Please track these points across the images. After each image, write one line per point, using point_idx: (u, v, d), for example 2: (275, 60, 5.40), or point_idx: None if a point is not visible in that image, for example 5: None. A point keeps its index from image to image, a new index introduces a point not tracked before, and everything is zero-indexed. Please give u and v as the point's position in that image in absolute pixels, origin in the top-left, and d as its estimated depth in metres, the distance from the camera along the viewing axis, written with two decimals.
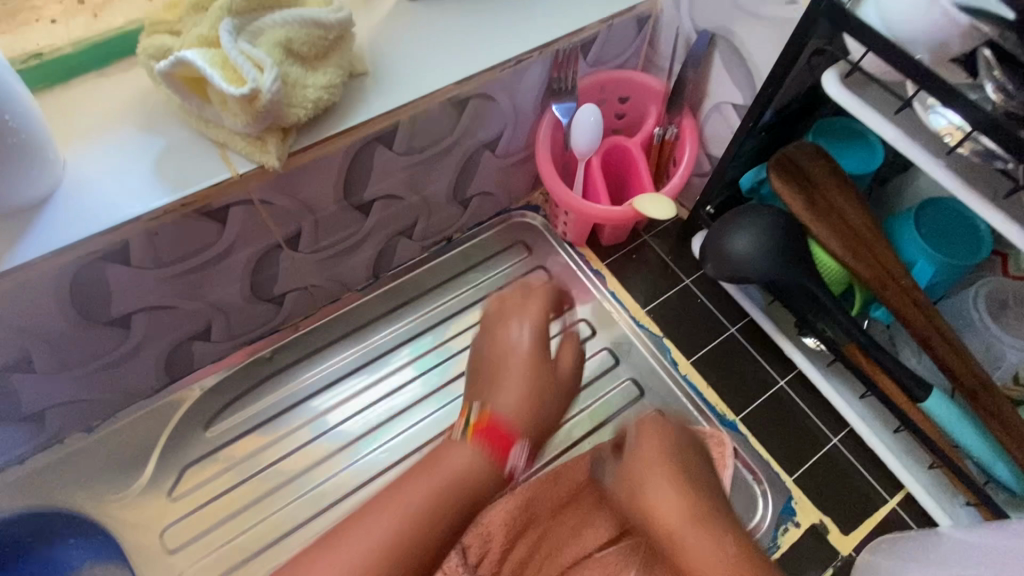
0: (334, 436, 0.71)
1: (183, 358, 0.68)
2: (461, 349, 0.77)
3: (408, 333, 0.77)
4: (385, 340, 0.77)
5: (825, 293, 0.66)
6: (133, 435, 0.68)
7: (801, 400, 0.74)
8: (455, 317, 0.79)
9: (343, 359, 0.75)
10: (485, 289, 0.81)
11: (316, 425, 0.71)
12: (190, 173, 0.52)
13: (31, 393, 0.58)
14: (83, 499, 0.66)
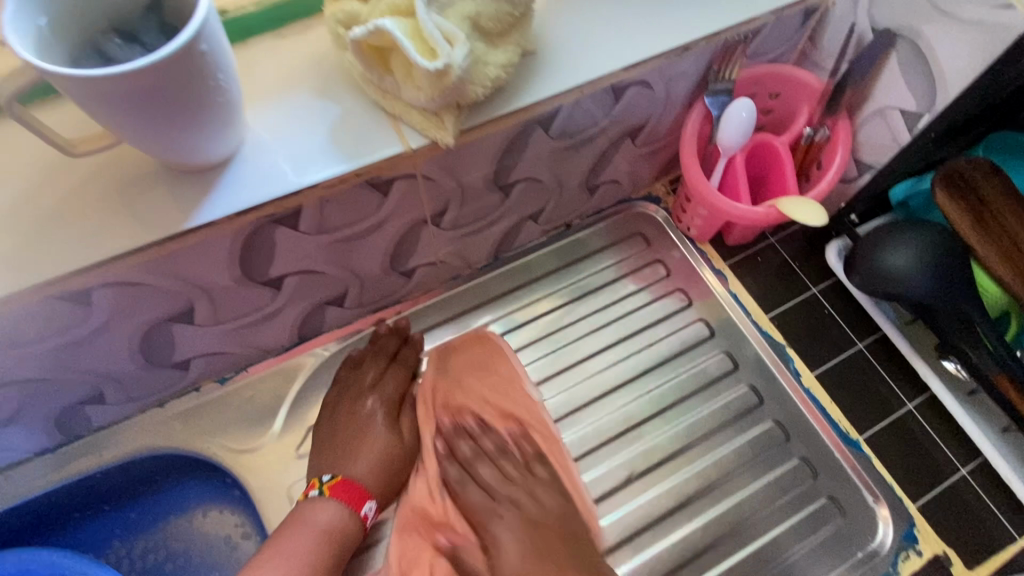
0: None
1: (314, 322, 0.69)
2: (572, 340, 0.77)
3: (519, 318, 0.78)
4: (499, 323, 0.77)
5: (978, 316, 0.63)
6: (264, 390, 0.70)
7: (921, 434, 0.71)
8: (569, 305, 0.79)
9: (460, 336, 0.76)
10: (602, 278, 0.80)
11: None
12: (365, 143, 0.52)
13: (184, 343, 0.60)
14: (216, 445, 0.69)
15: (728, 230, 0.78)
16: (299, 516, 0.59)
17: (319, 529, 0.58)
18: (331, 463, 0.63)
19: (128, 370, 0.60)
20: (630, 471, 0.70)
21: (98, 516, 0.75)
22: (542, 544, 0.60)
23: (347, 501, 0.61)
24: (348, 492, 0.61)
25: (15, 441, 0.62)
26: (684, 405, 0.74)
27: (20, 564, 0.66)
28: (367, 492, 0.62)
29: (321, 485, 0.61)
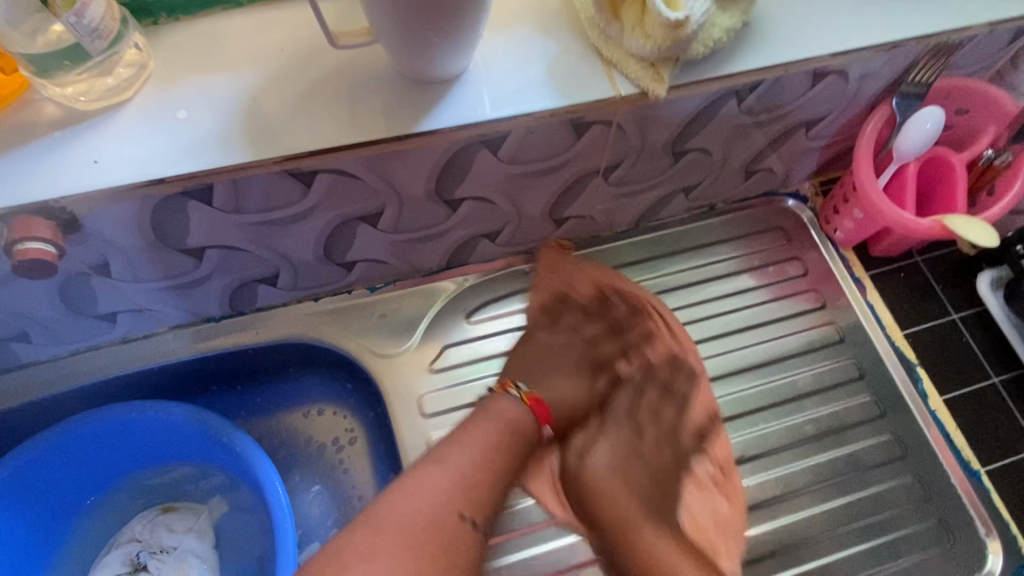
0: None
1: (465, 252, 0.73)
2: (693, 319, 0.78)
3: (648, 288, 0.79)
4: None
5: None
6: (406, 305, 0.75)
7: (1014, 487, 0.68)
8: (700, 285, 0.80)
9: None
10: (736, 265, 0.81)
11: None
12: (579, 83, 0.55)
13: (360, 243, 0.65)
14: (355, 345, 0.74)
15: (876, 240, 0.78)
16: (484, 411, 0.64)
17: (508, 418, 0.64)
18: (529, 376, 0.71)
19: (306, 259, 0.65)
20: (740, 452, 0.72)
21: (223, 392, 0.81)
22: (619, 468, 0.71)
23: (537, 416, 0.67)
24: (541, 408, 0.68)
25: (192, 304, 0.68)
26: (795, 405, 0.74)
27: (167, 415, 0.72)
28: (549, 419, 0.69)
29: (519, 390, 0.68)
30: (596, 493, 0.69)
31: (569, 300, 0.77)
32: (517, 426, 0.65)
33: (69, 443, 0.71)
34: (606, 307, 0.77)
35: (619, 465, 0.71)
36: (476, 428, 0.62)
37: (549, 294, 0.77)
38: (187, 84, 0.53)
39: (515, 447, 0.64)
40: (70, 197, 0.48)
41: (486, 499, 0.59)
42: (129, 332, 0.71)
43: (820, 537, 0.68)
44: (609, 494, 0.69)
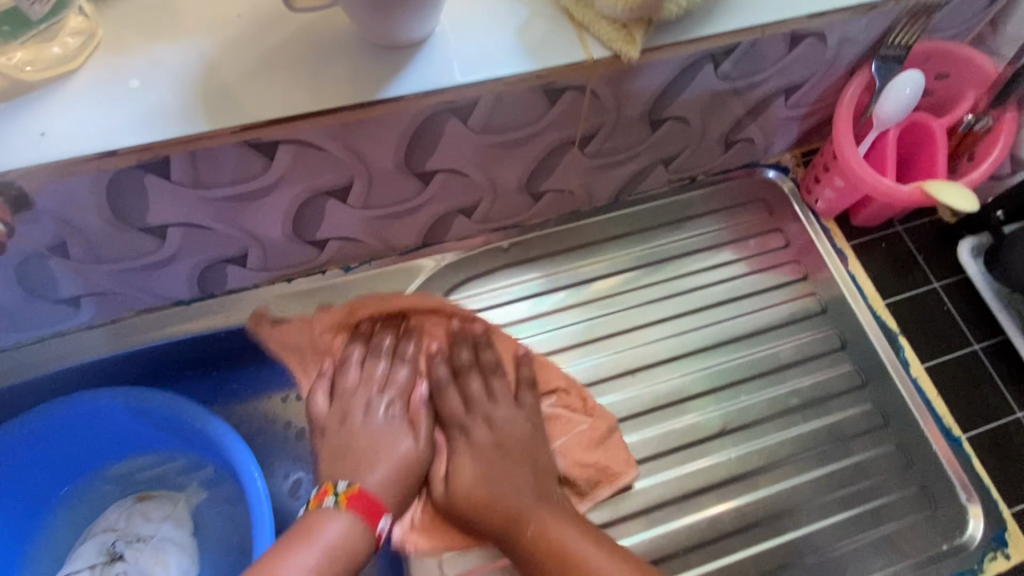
0: (549, 338, 0.74)
1: (441, 228, 0.72)
2: (674, 294, 0.77)
3: (629, 262, 0.78)
4: (608, 264, 0.78)
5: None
6: (382, 284, 0.73)
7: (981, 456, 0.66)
8: (681, 258, 0.79)
9: (571, 270, 0.77)
10: (717, 237, 0.80)
11: (533, 324, 0.74)
12: (549, 46, 0.53)
13: (330, 219, 0.63)
14: (331, 326, 0.72)
15: (858, 209, 0.77)
16: (309, 532, 0.57)
17: (340, 538, 0.57)
18: (349, 470, 0.62)
19: (275, 238, 0.63)
20: (722, 424, 0.71)
21: (198, 378, 0.79)
22: (485, 475, 0.63)
23: (364, 515, 0.59)
24: (367, 506, 0.59)
25: (159, 287, 0.66)
26: (778, 377, 0.74)
27: (139, 402, 0.70)
28: (383, 507, 0.60)
29: (335, 494, 0.60)
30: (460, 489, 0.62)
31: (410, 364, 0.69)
32: (341, 548, 0.56)
33: (37, 433, 0.68)
34: (452, 354, 0.70)
35: (482, 471, 0.63)
36: (310, 538, 0.56)
37: (365, 416, 0.65)
38: (139, 53, 0.50)
39: (355, 551, 0.57)
40: (16, 171, 0.46)
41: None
42: (94, 318, 0.69)
43: (805, 507, 0.68)
44: (490, 496, 0.61)
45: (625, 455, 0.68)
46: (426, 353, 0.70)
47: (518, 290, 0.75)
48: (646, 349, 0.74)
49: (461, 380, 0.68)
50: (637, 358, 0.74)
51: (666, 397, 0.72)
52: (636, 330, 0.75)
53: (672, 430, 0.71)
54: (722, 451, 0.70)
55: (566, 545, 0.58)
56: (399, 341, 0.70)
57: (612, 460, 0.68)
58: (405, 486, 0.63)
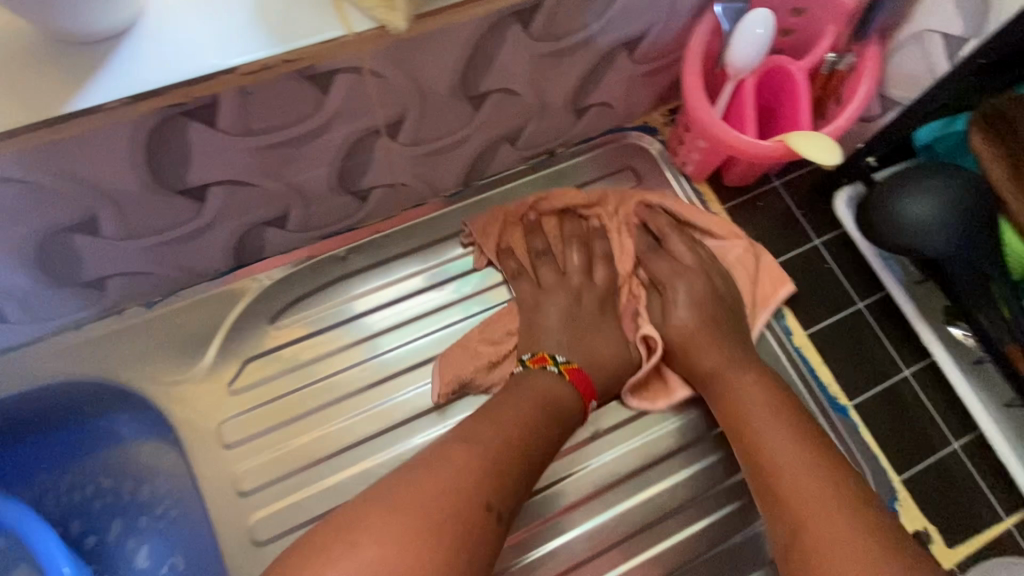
0: (392, 359, 0.64)
1: (253, 245, 0.61)
2: None
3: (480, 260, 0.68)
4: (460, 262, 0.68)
5: (988, 257, 0.56)
6: (194, 318, 0.63)
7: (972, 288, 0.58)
8: None
9: (415, 274, 0.67)
10: None
11: (374, 345, 0.65)
12: (296, 23, 0.42)
13: (94, 256, 0.52)
14: (138, 375, 0.61)
15: (727, 168, 0.70)
16: (522, 382, 0.58)
17: (537, 391, 0.58)
18: (529, 343, 0.63)
19: (28, 286, 0.52)
20: (593, 429, 0.64)
21: (25, 440, 0.70)
22: (702, 317, 0.63)
23: (579, 392, 0.60)
24: (580, 382, 0.60)
25: None
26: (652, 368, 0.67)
27: None
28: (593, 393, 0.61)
29: (555, 363, 0.60)
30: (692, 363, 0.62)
31: (580, 246, 0.67)
32: (552, 398, 0.58)
33: None
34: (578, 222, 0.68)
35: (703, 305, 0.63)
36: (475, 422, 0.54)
37: (558, 277, 0.65)
38: None
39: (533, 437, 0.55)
40: None
41: (521, 475, 0.53)
42: None
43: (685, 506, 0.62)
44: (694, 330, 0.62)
45: (779, 273, 0.67)
46: (587, 226, 0.68)
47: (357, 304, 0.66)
48: None
49: (644, 265, 0.67)
50: None
51: None
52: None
53: None
54: (597, 456, 0.64)
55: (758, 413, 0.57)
56: (540, 215, 0.68)
57: (759, 290, 0.67)
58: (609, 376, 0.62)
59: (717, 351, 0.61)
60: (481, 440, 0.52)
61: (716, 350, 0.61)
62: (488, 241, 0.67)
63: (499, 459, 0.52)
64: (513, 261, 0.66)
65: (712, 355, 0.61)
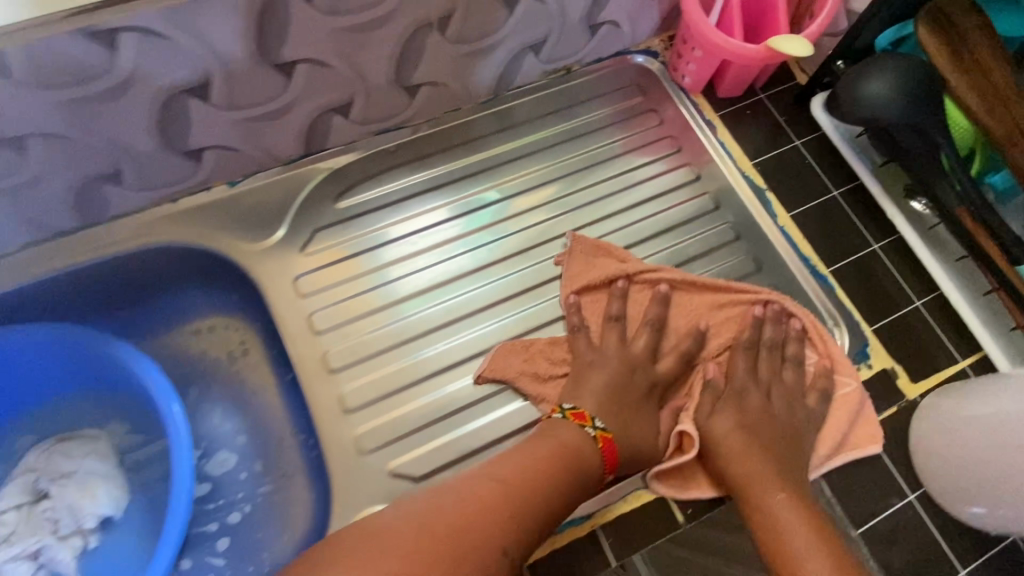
0: (404, 245, 0.76)
1: (320, 133, 0.73)
2: (513, 194, 0.80)
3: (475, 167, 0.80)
4: (480, 160, 0.81)
5: (931, 122, 0.67)
6: (270, 196, 0.74)
7: (929, 160, 0.68)
8: (524, 159, 0.82)
9: (438, 170, 0.79)
10: (574, 130, 0.84)
11: (409, 225, 0.77)
12: None
13: (200, 124, 0.64)
14: (223, 241, 0.72)
15: (720, 80, 0.82)
16: (551, 433, 0.63)
17: (563, 444, 0.62)
18: (573, 398, 0.67)
19: (146, 148, 0.63)
20: None
21: (109, 321, 0.78)
22: (748, 433, 0.65)
23: (603, 461, 0.63)
24: (608, 451, 0.63)
25: (37, 214, 0.65)
26: (645, 246, 0.79)
27: (38, 339, 0.70)
28: (616, 464, 0.63)
29: (593, 425, 0.64)
30: (727, 465, 0.63)
31: (654, 317, 0.71)
32: (566, 453, 0.62)
33: None
34: (660, 310, 0.72)
35: (749, 423, 0.65)
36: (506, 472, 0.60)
37: (619, 344, 0.70)
38: None
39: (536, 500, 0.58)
40: None
41: (534, 524, 0.57)
42: None
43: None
44: (743, 447, 0.64)
45: (874, 430, 0.68)
46: (664, 307, 0.72)
47: (401, 190, 0.78)
48: (535, 231, 0.78)
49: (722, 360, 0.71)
50: (523, 241, 0.78)
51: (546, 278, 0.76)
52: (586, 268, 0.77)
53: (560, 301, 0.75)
54: None
55: (788, 520, 0.58)
56: (631, 284, 0.73)
57: (851, 436, 0.68)
58: (641, 447, 0.65)
59: (757, 459, 0.63)
60: (492, 479, 0.59)
61: (762, 462, 0.62)
62: (575, 280, 0.74)
63: (514, 500, 0.58)
64: (575, 316, 0.72)
65: (751, 464, 0.62)
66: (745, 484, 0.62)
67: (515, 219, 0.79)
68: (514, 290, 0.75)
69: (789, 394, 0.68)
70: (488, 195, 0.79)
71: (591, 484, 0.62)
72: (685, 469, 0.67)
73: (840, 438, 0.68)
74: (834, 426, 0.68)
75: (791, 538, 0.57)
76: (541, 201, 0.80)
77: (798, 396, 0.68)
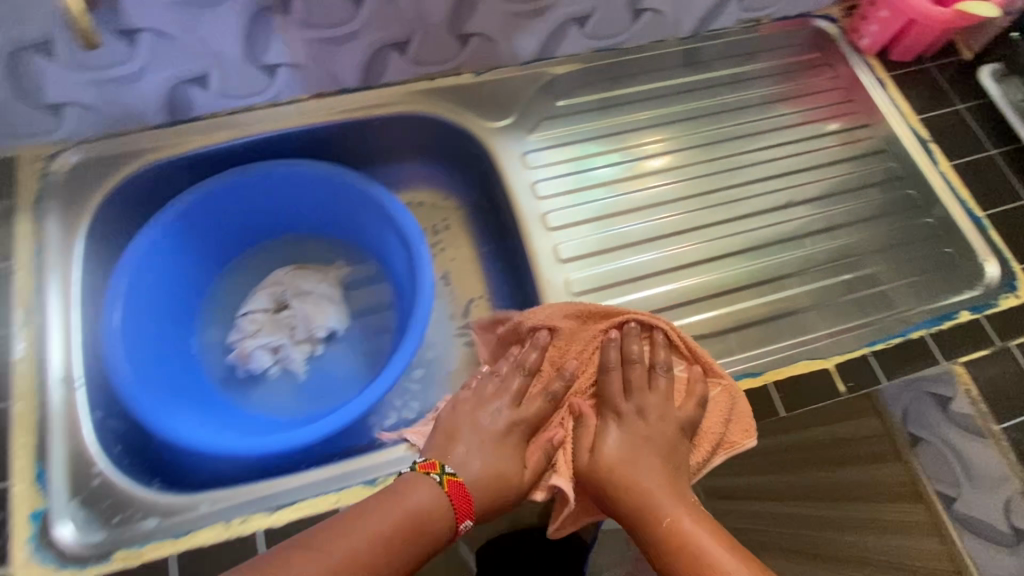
0: (574, 149, 0.89)
1: (555, 41, 0.88)
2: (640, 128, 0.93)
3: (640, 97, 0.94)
4: (669, 87, 0.95)
5: None
6: (504, 87, 0.89)
7: None
8: (683, 98, 0.95)
9: (635, 90, 0.94)
10: (738, 78, 0.97)
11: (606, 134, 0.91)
12: None
13: (481, 11, 0.79)
14: (465, 117, 0.87)
15: (895, 44, 0.93)
16: (392, 498, 0.60)
17: (417, 504, 0.60)
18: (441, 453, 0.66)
19: (436, 24, 0.79)
20: (789, 199, 0.91)
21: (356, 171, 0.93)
22: (631, 448, 0.65)
23: (454, 506, 0.61)
24: (460, 495, 0.62)
25: (336, 68, 0.81)
26: (812, 172, 0.92)
27: (304, 172, 0.84)
28: (471, 510, 0.62)
29: (440, 472, 0.63)
30: (610, 484, 0.63)
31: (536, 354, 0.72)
32: (428, 508, 0.60)
33: (231, 193, 0.84)
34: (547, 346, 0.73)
35: (628, 446, 0.65)
36: (350, 526, 0.58)
37: (508, 401, 0.70)
38: None
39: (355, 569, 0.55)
40: None
41: None
42: (281, 96, 0.83)
43: (817, 267, 0.86)
44: (630, 465, 0.63)
45: (749, 425, 0.69)
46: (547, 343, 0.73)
47: (602, 100, 0.93)
48: (723, 149, 0.93)
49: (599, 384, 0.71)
50: (703, 155, 0.93)
51: (728, 181, 0.91)
52: (734, 188, 0.91)
53: (737, 203, 0.90)
54: (786, 217, 0.90)
55: (692, 531, 0.58)
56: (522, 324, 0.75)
57: (729, 432, 0.69)
58: (496, 493, 0.63)
59: (653, 472, 0.63)
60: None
61: (655, 480, 0.62)
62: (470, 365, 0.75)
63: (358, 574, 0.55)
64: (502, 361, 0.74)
65: (642, 475, 0.63)
66: (641, 493, 0.61)
67: (656, 145, 0.92)
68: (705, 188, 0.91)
69: (663, 401, 0.69)
70: (623, 125, 0.92)
71: (439, 540, 0.60)
72: (847, 351, 0.77)
73: (718, 439, 0.68)
74: (711, 424, 0.69)
75: (696, 539, 0.58)
76: (675, 136, 0.93)
77: (643, 401, 0.68)
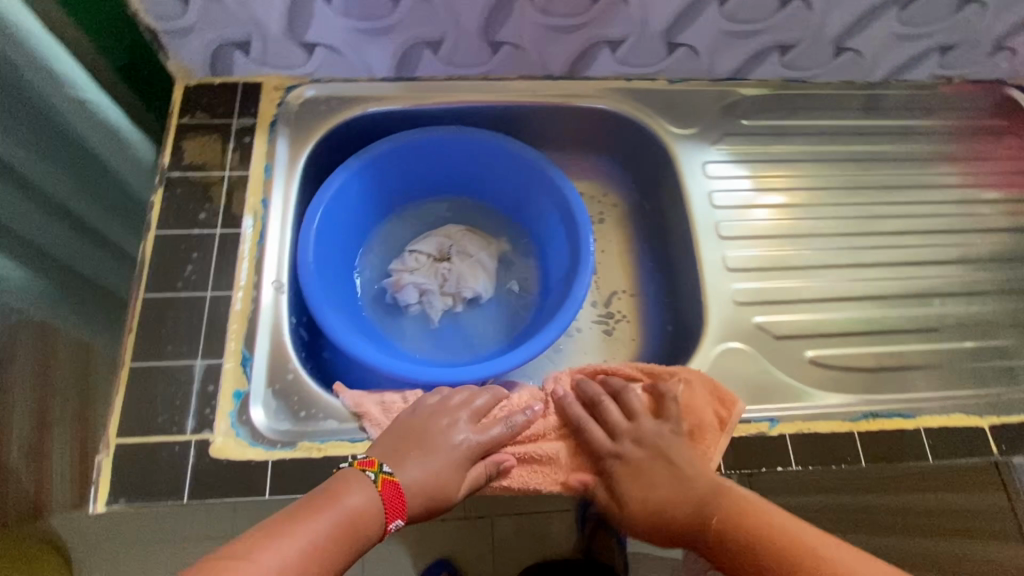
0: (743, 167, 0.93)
1: (753, 64, 0.92)
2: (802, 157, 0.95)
3: (815, 130, 0.97)
4: (847, 125, 0.97)
5: None
6: (694, 98, 0.94)
7: None
8: (858, 140, 0.97)
9: (813, 122, 0.97)
10: (912, 130, 0.98)
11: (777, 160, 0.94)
12: None
13: (698, 25, 0.84)
14: (652, 119, 0.92)
15: None
16: (333, 500, 0.58)
17: (353, 505, 0.58)
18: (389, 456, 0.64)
19: (654, 29, 0.84)
20: (957, 255, 0.92)
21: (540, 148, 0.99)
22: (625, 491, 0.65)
23: (384, 504, 0.60)
24: (393, 496, 0.60)
25: (549, 55, 0.87)
26: (974, 235, 0.93)
27: (494, 144, 0.90)
28: (400, 511, 0.60)
29: (375, 470, 0.61)
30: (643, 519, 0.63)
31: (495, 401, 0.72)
32: (364, 513, 0.58)
33: (426, 147, 0.91)
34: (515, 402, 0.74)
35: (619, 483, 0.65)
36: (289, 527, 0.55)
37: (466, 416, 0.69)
38: None
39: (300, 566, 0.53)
40: None
41: None
42: (491, 72, 0.90)
43: (951, 325, 0.87)
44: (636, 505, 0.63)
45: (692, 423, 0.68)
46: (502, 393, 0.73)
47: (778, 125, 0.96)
48: (889, 195, 0.95)
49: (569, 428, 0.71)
50: (869, 198, 0.94)
51: (888, 226, 0.93)
52: (889, 235, 0.92)
53: (894, 250, 0.91)
54: (948, 272, 0.91)
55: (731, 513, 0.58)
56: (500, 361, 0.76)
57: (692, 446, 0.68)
58: (436, 498, 0.62)
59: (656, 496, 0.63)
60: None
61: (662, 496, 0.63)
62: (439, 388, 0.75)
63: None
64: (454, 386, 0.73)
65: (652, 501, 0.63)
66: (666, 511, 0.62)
67: (819, 177, 0.95)
68: (866, 230, 0.92)
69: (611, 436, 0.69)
70: (792, 153, 0.95)
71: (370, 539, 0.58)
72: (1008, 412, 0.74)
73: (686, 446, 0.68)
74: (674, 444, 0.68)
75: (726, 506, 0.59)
76: (842, 173, 0.95)
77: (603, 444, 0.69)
